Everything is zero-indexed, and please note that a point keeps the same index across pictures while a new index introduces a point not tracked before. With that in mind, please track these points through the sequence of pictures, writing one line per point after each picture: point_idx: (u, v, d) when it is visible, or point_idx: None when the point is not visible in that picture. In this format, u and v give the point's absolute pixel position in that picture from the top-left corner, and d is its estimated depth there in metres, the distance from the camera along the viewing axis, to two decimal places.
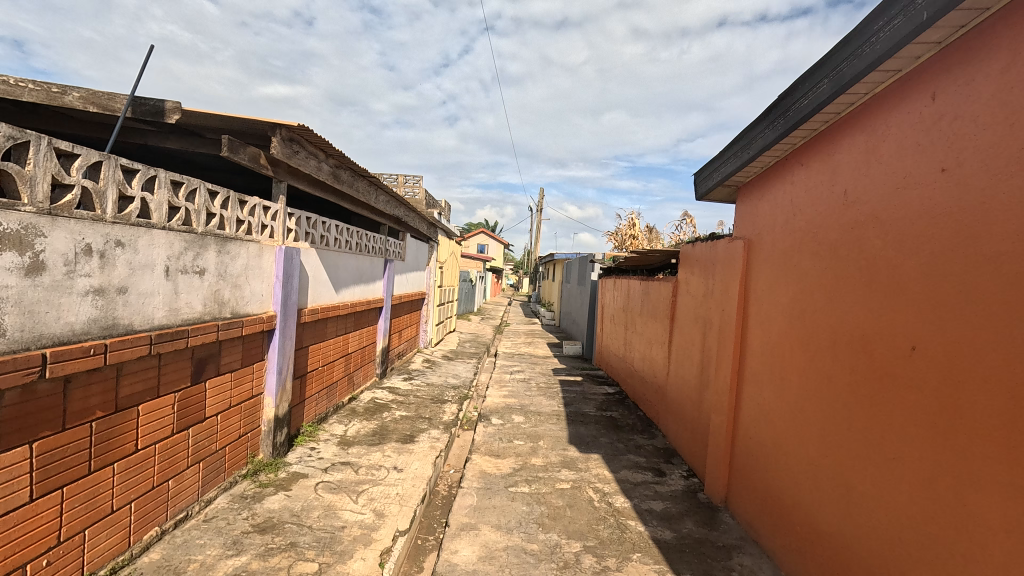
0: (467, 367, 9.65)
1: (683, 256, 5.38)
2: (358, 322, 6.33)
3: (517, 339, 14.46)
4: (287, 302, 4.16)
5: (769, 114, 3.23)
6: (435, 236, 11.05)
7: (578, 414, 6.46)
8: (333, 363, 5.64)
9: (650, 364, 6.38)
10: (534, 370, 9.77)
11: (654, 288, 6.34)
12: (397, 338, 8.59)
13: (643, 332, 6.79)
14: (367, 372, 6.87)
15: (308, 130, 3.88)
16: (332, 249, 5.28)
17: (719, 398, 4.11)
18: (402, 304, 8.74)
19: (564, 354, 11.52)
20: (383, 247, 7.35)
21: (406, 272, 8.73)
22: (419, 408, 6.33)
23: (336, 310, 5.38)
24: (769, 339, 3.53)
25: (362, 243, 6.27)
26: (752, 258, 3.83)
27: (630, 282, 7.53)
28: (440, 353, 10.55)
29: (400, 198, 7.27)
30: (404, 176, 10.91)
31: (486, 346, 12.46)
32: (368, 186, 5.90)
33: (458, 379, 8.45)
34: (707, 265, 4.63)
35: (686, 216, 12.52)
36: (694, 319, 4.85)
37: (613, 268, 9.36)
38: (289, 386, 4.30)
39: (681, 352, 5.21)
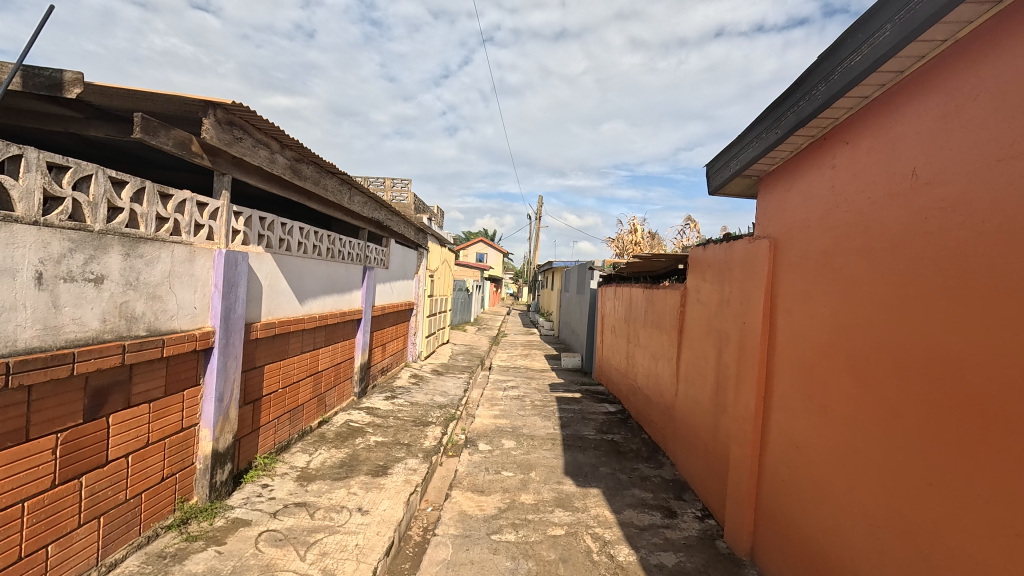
0: (458, 382, 9.00)
1: (693, 261, 4.75)
2: (329, 337, 5.69)
3: (513, 351, 13.80)
4: (230, 315, 3.53)
5: (806, 81, 2.61)
6: (425, 243, 10.43)
7: (576, 439, 5.79)
8: (298, 384, 4.99)
9: (656, 383, 5.72)
10: (529, 385, 9.11)
11: (659, 298, 5.70)
12: (381, 353, 7.95)
13: (647, 346, 6.13)
14: (342, 391, 6.22)
15: (250, 111, 3.27)
16: (295, 255, 4.66)
17: (739, 428, 3.47)
18: (386, 315, 8.09)
19: (562, 368, 10.85)
20: (362, 253, 6.74)
21: (390, 281, 8.10)
22: (398, 433, 5.67)
23: (300, 323, 4.75)
24: (804, 360, 2.88)
25: (335, 248, 5.65)
26: (779, 260, 3.21)
27: (632, 290, 6.90)
28: (430, 368, 9.90)
29: (380, 200, 6.66)
30: (391, 180, 10.30)
31: (480, 359, 11.80)
32: (340, 185, 5.31)
33: (446, 396, 7.78)
34: (723, 270, 3.99)
35: (689, 221, 11.91)
36: (707, 333, 4.22)
37: (614, 275, 8.71)
38: (234, 414, 3.66)
39: (693, 370, 4.56)
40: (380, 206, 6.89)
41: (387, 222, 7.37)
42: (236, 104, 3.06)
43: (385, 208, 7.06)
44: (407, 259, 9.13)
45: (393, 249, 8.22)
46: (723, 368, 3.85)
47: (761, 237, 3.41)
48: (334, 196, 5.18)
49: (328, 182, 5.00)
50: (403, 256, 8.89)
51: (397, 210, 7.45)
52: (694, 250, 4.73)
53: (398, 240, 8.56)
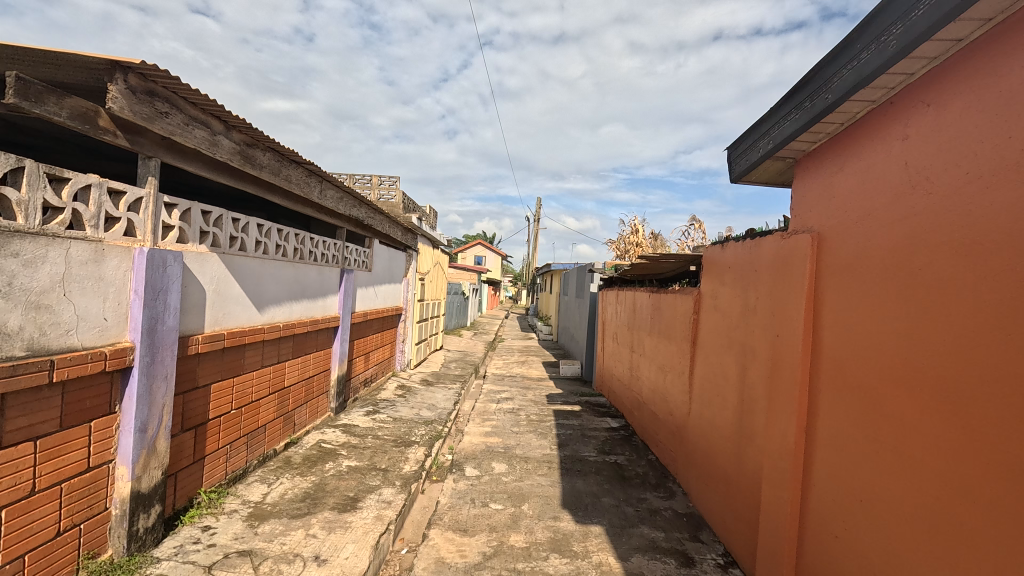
0: (448, 394, 8.36)
1: (708, 262, 4.14)
2: (298, 347, 5.08)
3: (510, 358, 13.18)
4: (156, 327, 2.92)
5: (871, 27, 2.01)
6: (414, 244, 9.80)
7: (576, 461, 5.17)
8: (258, 403, 4.37)
9: (665, 399, 5.09)
10: (525, 397, 8.48)
11: (668, 303, 5.09)
12: (363, 363, 7.32)
13: (654, 357, 5.51)
14: (315, 408, 5.60)
15: (174, 78, 2.69)
16: (251, 255, 4.06)
17: (774, 464, 2.85)
18: (369, 322, 7.47)
19: (561, 376, 10.22)
20: (340, 255, 6.13)
21: (373, 286, 7.48)
22: (375, 455, 5.06)
23: (257, 334, 4.14)
24: (865, 386, 2.27)
25: (305, 248, 5.05)
26: (823, 260, 2.59)
27: (636, 295, 6.30)
28: (419, 377, 9.28)
29: (359, 195, 6.06)
30: (378, 177, 9.66)
31: (474, 367, 11.17)
32: (307, 177, 4.71)
33: (434, 410, 7.16)
34: (747, 273, 3.38)
35: (694, 221, 11.28)
36: (729, 346, 3.60)
37: (616, 278, 8.09)
38: (164, 446, 3.05)
39: (710, 388, 3.94)
40: (359, 203, 6.27)
41: (368, 221, 6.75)
42: (147, 63, 2.47)
43: (365, 204, 6.46)
44: (393, 261, 8.51)
45: (377, 251, 7.61)
46: (750, 389, 3.24)
47: (797, 231, 2.80)
48: (300, 189, 4.58)
49: (292, 174, 4.40)
50: (389, 259, 8.27)
51: (379, 207, 6.85)
52: (710, 249, 4.12)
53: (382, 240, 7.95)
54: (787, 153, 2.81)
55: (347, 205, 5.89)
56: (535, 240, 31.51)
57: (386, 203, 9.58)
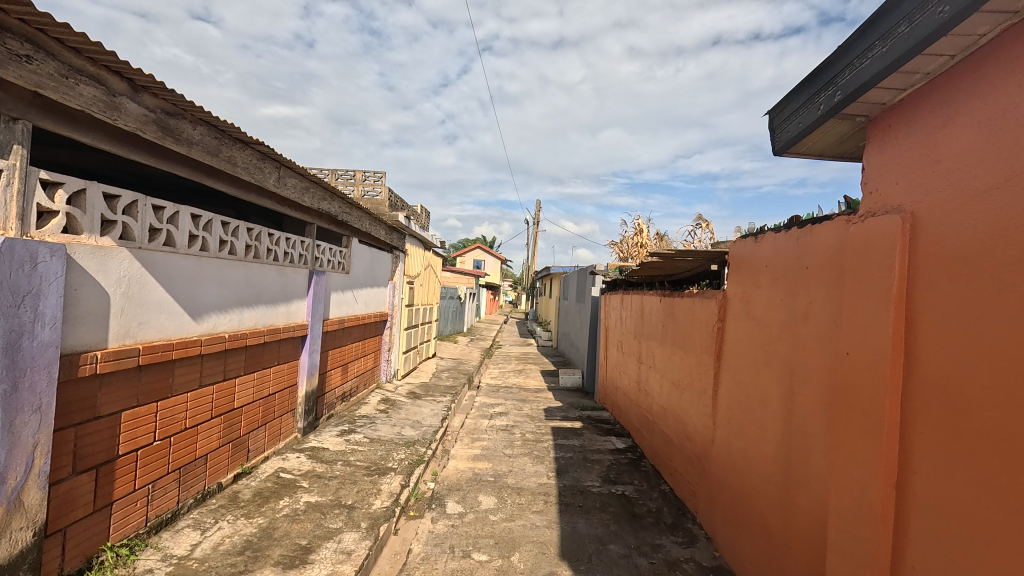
0: (436, 408, 7.63)
1: (738, 259, 3.41)
2: (252, 361, 4.35)
3: (506, 367, 12.45)
4: (18, 342, 2.21)
5: None
6: (401, 245, 9.09)
7: (576, 493, 4.43)
8: (196, 430, 3.64)
9: (681, 420, 4.35)
10: (520, 411, 7.74)
11: (683, 308, 4.36)
12: (339, 376, 6.60)
13: (667, 370, 4.78)
14: (276, 430, 4.87)
15: (33, 10, 1.98)
16: (182, 252, 3.35)
17: (848, 526, 2.10)
18: (347, 330, 6.75)
19: (560, 387, 9.48)
20: (310, 254, 5.43)
21: (351, 290, 6.76)
22: (342, 487, 4.32)
23: (190, 347, 3.42)
24: (1001, 431, 1.51)
25: (260, 245, 4.33)
26: (918, 249, 1.85)
27: (644, 299, 5.57)
28: (406, 389, 8.54)
29: (329, 187, 5.33)
30: (362, 172, 8.91)
31: (467, 376, 10.44)
32: (259, 160, 4.00)
33: (418, 428, 6.42)
34: (796, 271, 2.66)
35: (702, 220, 10.56)
36: (770, 363, 2.87)
37: (621, 281, 7.36)
38: (36, 497, 2.33)
39: (743, 412, 3.20)
40: (330, 196, 5.57)
41: (343, 216, 6.04)
42: None
43: (337, 198, 5.75)
44: (376, 263, 7.80)
45: (356, 251, 6.90)
46: (804, 420, 2.49)
47: (875, 213, 2.06)
48: (249, 174, 3.87)
49: (238, 155, 3.70)
50: (371, 260, 7.55)
51: (356, 201, 6.14)
52: (740, 243, 3.39)
53: (363, 240, 7.24)
54: (858, 109, 2.10)
55: (315, 197, 5.18)
56: (534, 243, 30.78)
57: (371, 200, 8.87)
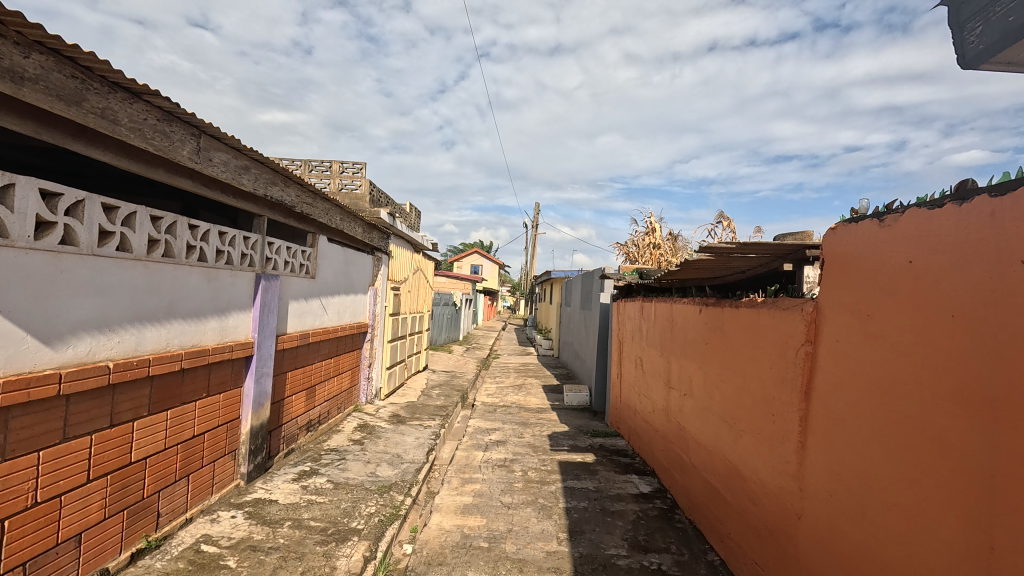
0: (421, 436, 6.48)
1: (841, 252, 2.34)
2: (161, 396, 3.24)
3: (505, 381, 11.33)
4: None
5: None
6: (384, 246, 8.00)
7: (597, 570, 3.31)
8: (57, 502, 2.53)
9: (735, 470, 3.27)
10: (520, 438, 6.62)
11: (737, 321, 3.29)
12: (303, 402, 5.46)
13: (711, 401, 3.70)
14: (205, 481, 3.76)
15: None
16: (21, 246, 2.26)
17: None
18: (313, 346, 5.63)
19: (565, 407, 8.41)
20: (259, 253, 4.34)
21: (317, 298, 5.66)
22: (284, 564, 3.21)
23: (36, 388, 2.32)
24: None
25: (173, 240, 3.25)
26: None
27: (674, 307, 4.50)
28: (389, 412, 7.42)
29: (280, 169, 4.23)
30: (339, 163, 7.82)
31: (460, 393, 9.30)
32: (162, 122, 2.90)
33: (397, 465, 5.30)
34: (1003, 269, 1.57)
35: (722, 218, 9.51)
36: (943, 416, 1.77)
37: (640, 285, 6.25)
38: None
39: (868, 481, 2.12)
40: (285, 183, 4.50)
41: (306, 209, 4.96)
42: None
43: (297, 185, 4.67)
44: (352, 266, 6.70)
45: (325, 251, 5.81)
46: None
47: None
48: (144, 139, 2.78)
49: (122, 112, 2.62)
50: (345, 263, 6.46)
51: (322, 191, 5.07)
52: (846, 229, 2.32)
53: (335, 238, 6.16)
54: None
55: (263, 182, 4.10)
56: (533, 247, 29.65)
57: (349, 194, 7.78)
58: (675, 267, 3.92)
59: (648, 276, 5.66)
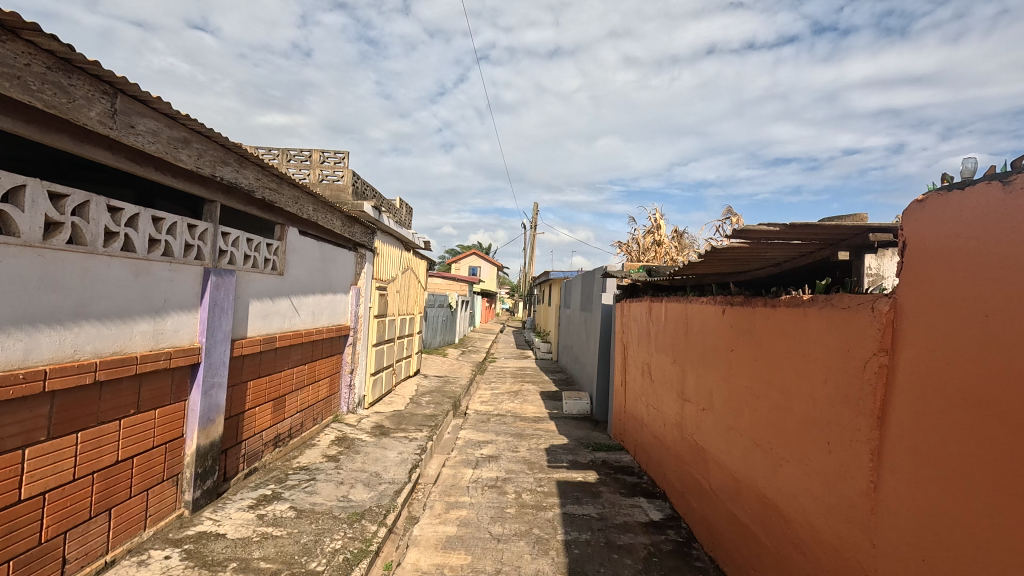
0: (405, 450, 5.86)
1: (936, 233, 1.73)
2: (67, 416, 2.63)
3: (501, 386, 10.72)
4: None
5: None
6: (369, 242, 7.41)
7: None
8: None
9: (772, 505, 2.67)
10: (515, 452, 6.01)
11: (776, 323, 2.69)
12: (269, 414, 4.85)
13: (739, 420, 3.10)
14: (134, 516, 3.14)
15: None
16: None
17: None
18: (282, 351, 5.02)
19: (564, 416, 7.82)
20: (210, 243, 3.74)
21: (288, 297, 5.06)
22: None
23: None
24: None
25: (83, 224, 2.64)
26: None
27: (691, 307, 3.93)
28: (373, 423, 6.81)
29: (234, 147, 3.63)
30: (319, 152, 7.21)
31: (452, 401, 8.67)
32: (55, 71, 2.30)
33: (374, 486, 4.69)
34: None
35: (730, 214, 8.93)
36: None
37: (647, 284, 5.65)
38: None
39: (984, 551, 1.51)
40: (243, 164, 3.91)
41: (270, 197, 4.36)
42: None
43: (258, 168, 4.09)
44: (330, 262, 6.10)
45: (298, 246, 5.22)
46: None
47: None
48: (26, 91, 2.18)
49: None
50: (322, 259, 5.86)
51: (290, 176, 4.48)
52: (944, 199, 1.72)
53: (310, 232, 5.56)
54: None
55: (212, 161, 3.50)
56: (532, 248, 29.05)
57: (330, 186, 7.18)
58: (694, 261, 3.32)
59: (657, 273, 5.06)
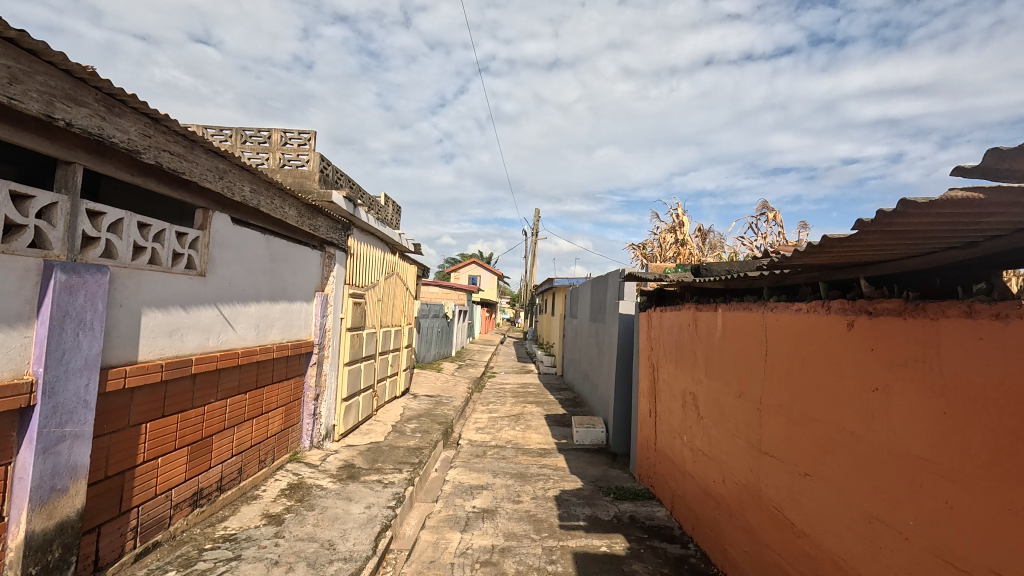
0: (375, 502, 4.53)
1: None
2: None
3: (501, 407, 9.42)
4: None
5: None
6: (341, 239, 6.16)
7: None
8: None
9: None
10: (517, 503, 4.71)
11: (1003, 349, 1.47)
12: (183, 465, 3.57)
13: (887, 503, 1.89)
14: None
15: None
16: None
17: None
18: (205, 377, 3.76)
19: (575, 449, 6.57)
20: (60, 226, 2.50)
21: (214, 306, 3.79)
22: None
23: None
24: None
25: None
26: None
27: (777, 318, 2.68)
28: (341, 461, 5.52)
29: (94, 77, 2.40)
30: (280, 132, 5.98)
31: (442, 428, 7.36)
32: None
33: (322, 565, 3.39)
34: None
35: (765, 209, 7.67)
36: None
37: (687, 287, 4.35)
38: None
39: None
40: (120, 112, 2.67)
41: (177, 166, 3.11)
42: None
43: (149, 121, 2.85)
44: (283, 263, 4.85)
45: (231, 238, 3.96)
46: None
47: None
48: None
49: None
50: (270, 258, 4.60)
51: (207, 139, 3.24)
52: None
53: (255, 223, 4.33)
54: None
55: (47, 94, 2.26)
56: (534, 255, 27.80)
57: (293, 172, 5.93)
58: (811, 245, 2.03)
59: (708, 273, 3.78)
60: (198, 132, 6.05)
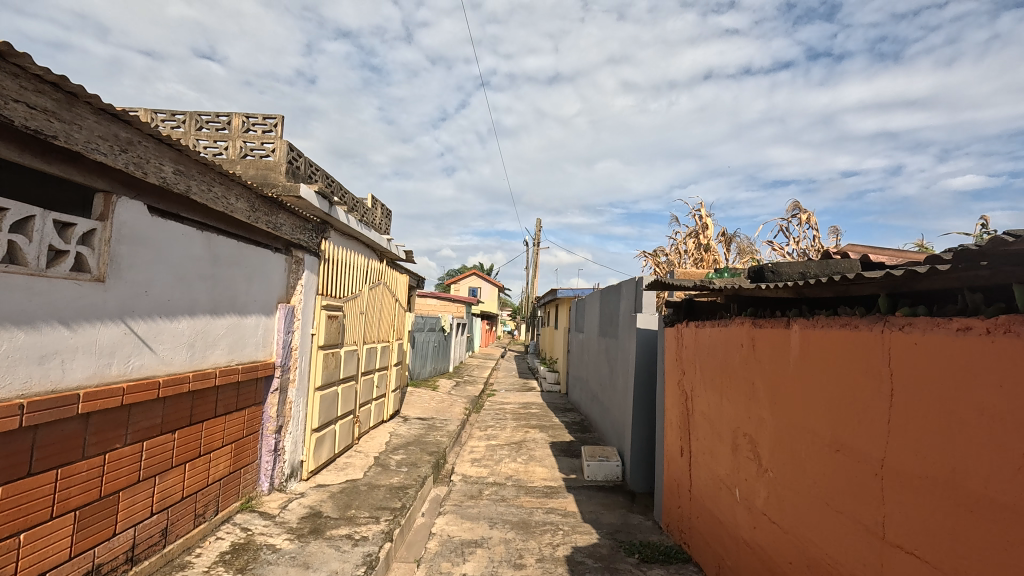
0: (339, 571, 3.53)
1: None
2: None
3: (500, 433, 8.45)
4: None
5: None
6: (312, 242, 5.27)
7: None
8: None
9: None
10: (519, 569, 3.75)
11: None
12: (67, 537, 2.64)
13: None
14: None
15: None
16: None
17: None
18: (107, 415, 2.84)
19: (586, 488, 5.61)
20: None
21: (121, 322, 2.89)
22: None
23: None
24: None
25: None
26: None
27: (912, 342, 1.77)
28: (307, 507, 4.59)
29: None
30: (240, 116, 5.13)
31: (432, 460, 6.41)
32: None
33: None
34: None
35: (798, 210, 6.79)
36: None
37: (734, 297, 3.44)
38: None
39: None
40: None
41: (41, 127, 2.22)
42: None
43: None
44: (232, 267, 3.94)
45: (151, 234, 3.07)
46: None
47: None
48: None
49: None
50: (213, 262, 3.70)
51: (92, 92, 2.35)
52: None
53: (187, 216, 3.42)
54: None
55: None
56: (535, 266, 26.81)
57: (256, 162, 5.06)
58: None
59: (775, 277, 2.88)
60: (147, 118, 5.19)
